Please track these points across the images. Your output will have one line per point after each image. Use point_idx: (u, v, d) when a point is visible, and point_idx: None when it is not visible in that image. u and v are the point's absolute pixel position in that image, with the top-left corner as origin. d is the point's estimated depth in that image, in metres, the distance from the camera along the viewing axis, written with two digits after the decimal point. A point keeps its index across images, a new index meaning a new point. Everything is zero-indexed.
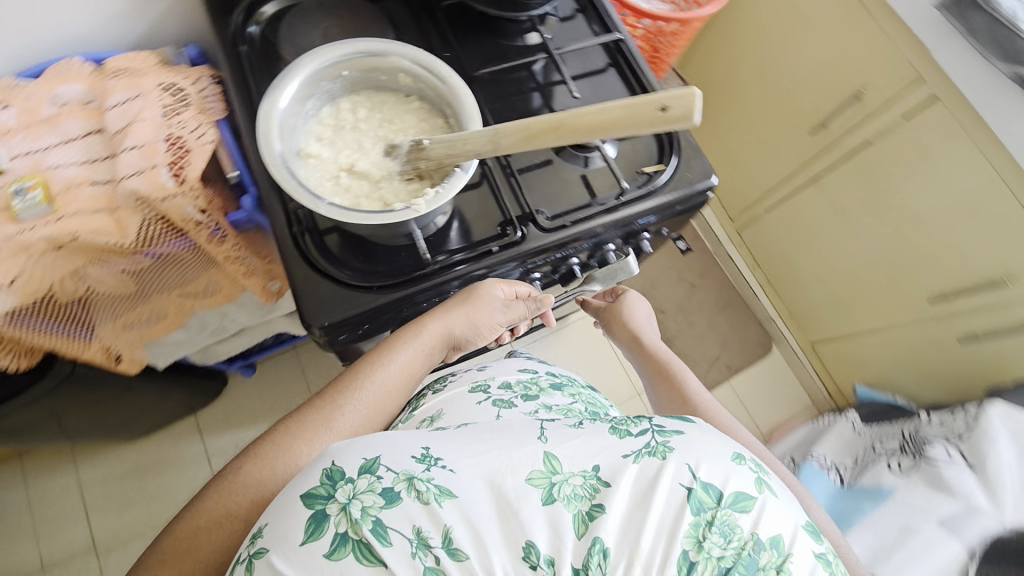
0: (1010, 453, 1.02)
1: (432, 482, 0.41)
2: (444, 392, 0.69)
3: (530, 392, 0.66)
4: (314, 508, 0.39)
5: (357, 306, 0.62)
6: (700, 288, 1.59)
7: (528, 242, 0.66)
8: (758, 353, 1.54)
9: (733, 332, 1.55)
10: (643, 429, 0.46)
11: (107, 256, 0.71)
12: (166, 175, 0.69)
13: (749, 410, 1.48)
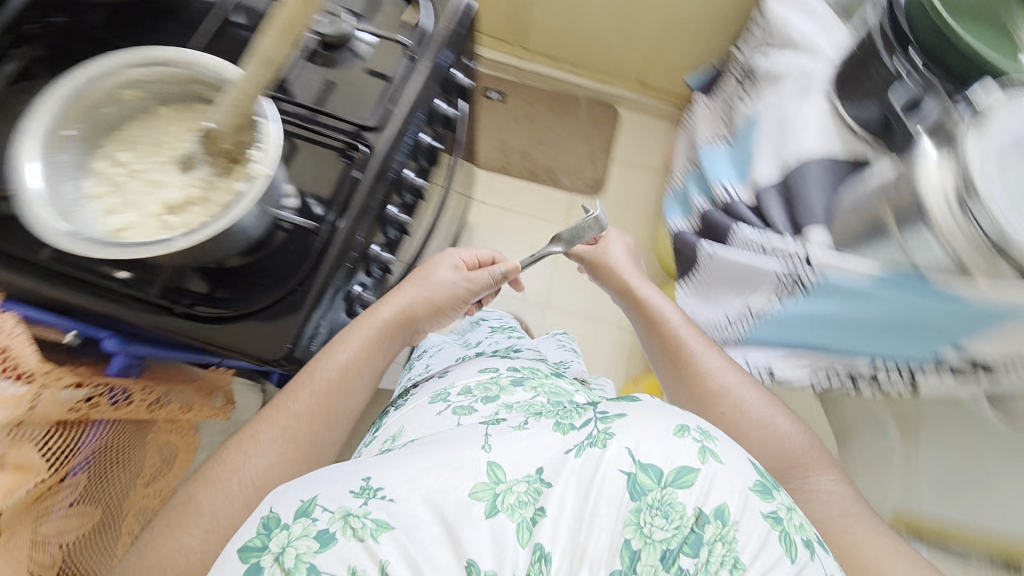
0: (796, 21, 1.17)
1: (368, 516, 0.48)
2: (406, 411, 0.77)
3: (489, 394, 0.72)
4: (250, 561, 0.47)
5: (283, 321, 0.69)
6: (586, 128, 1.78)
7: (375, 150, 0.74)
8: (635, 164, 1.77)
9: (589, 137, 1.78)
10: (585, 422, 0.56)
11: (45, 505, 0.70)
12: (14, 386, 0.62)
13: (641, 157, 1.79)
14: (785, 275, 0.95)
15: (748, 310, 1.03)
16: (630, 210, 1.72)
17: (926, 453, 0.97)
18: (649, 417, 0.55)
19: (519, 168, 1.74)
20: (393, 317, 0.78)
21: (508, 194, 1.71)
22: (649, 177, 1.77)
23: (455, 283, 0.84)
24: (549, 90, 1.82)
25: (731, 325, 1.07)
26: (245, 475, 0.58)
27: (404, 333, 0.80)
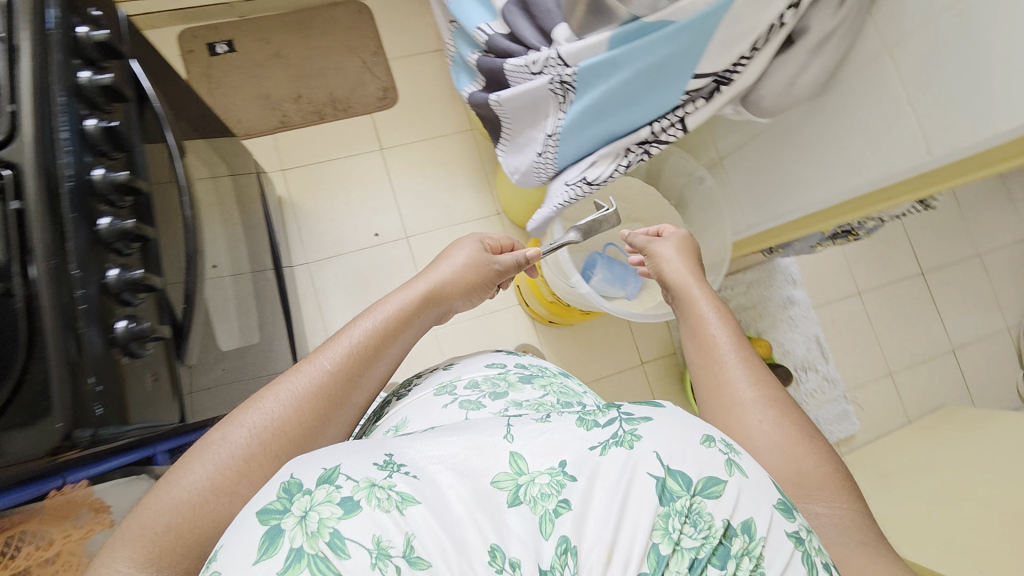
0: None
1: (394, 488, 0.40)
2: (410, 398, 0.67)
3: (498, 390, 0.62)
4: (269, 524, 0.37)
5: (30, 408, 0.46)
6: (350, 52, 1.45)
7: (27, 165, 0.48)
8: (381, 84, 1.46)
9: (357, 52, 1.45)
10: (610, 419, 0.46)
11: None
12: None
13: (418, 66, 1.49)
14: (552, 83, 0.70)
15: (548, 135, 0.78)
16: (432, 112, 1.48)
17: (731, 159, 0.93)
18: (679, 425, 0.45)
19: (302, 117, 1.41)
20: (427, 292, 0.71)
21: (322, 147, 1.42)
22: (438, 61, 1.50)
23: (478, 259, 0.79)
24: (279, 12, 1.43)
25: (544, 160, 0.82)
26: (253, 428, 0.52)
27: (433, 309, 0.72)
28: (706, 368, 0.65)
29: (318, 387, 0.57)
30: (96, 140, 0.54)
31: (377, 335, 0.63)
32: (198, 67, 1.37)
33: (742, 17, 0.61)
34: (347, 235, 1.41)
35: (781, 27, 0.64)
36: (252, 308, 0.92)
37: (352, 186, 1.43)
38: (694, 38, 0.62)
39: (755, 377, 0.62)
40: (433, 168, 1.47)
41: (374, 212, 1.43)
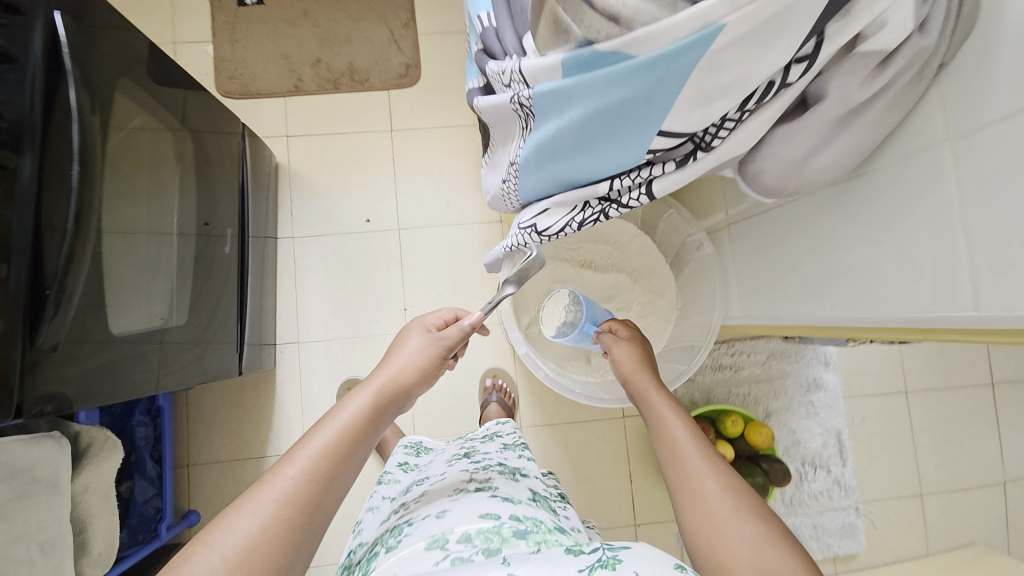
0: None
1: None
2: (396, 553, 0.54)
3: (491, 547, 0.51)
4: None
5: None
6: (380, 21, 1.36)
7: None
8: (409, 62, 1.37)
9: (384, 22, 1.37)
10: (594, 548, 0.49)
11: None
12: None
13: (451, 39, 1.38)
14: (513, 102, 0.55)
15: (511, 162, 0.63)
16: (453, 96, 1.37)
17: (742, 225, 0.73)
18: (648, 552, 0.49)
19: (316, 84, 1.35)
20: (407, 379, 0.68)
21: (332, 119, 1.36)
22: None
23: (432, 348, 0.72)
24: None
25: (507, 188, 0.67)
26: (221, 549, 0.50)
27: (410, 394, 0.69)
28: (678, 467, 0.59)
29: (287, 498, 0.54)
30: None
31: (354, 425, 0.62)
32: (223, 17, 1.34)
33: (721, 63, 0.39)
34: (337, 216, 1.33)
35: (785, 87, 0.42)
36: (189, 276, 0.89)
37: (353, 163, 1.35)
38: (658, 85, 0.41)
39: (724, 473, 0.57)
40: (442, 158, 1.36)
41: (369, 195, 1.34)
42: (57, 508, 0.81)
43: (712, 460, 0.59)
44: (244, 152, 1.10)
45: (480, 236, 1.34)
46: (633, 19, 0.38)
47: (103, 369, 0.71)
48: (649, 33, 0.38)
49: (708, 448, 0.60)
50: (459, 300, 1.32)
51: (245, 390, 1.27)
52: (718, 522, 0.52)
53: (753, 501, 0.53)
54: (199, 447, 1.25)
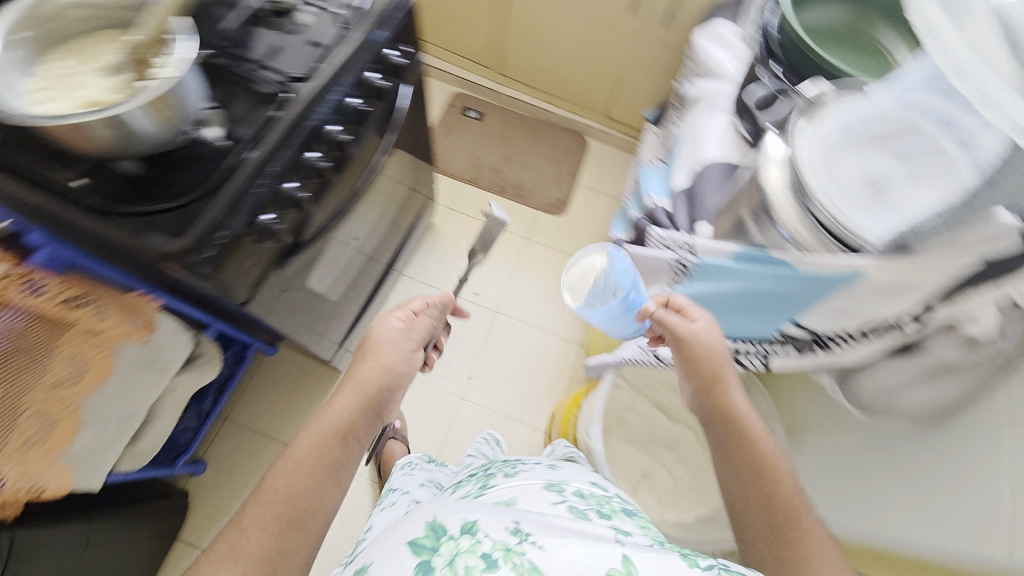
0: (716, 52, 1.01)
1: (524, 556, 0.47)
2: (518, 482, 0.71)
3: (603, 509, 0.65)
4: (420, 556, 0.49)
5: (168, 221, 0.61)
6: (556, 164, 1.75)
7: (301, 96, 0.70)
8: (564, 199, 1.71)
9: (559, 166, 1.75)
10: (709, 564, 0.50)
11: None
12: None
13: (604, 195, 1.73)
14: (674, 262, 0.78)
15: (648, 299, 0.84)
16: (584, 236, 1.67)
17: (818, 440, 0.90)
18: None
19: (490, 183, 1.70)
20: (383, 370, 0.67)
21: (488, 211, 1.67)
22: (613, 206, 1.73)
23: (403, 337, 0.70)
24: (528, 114, 1.82)
25: None
26: None
27: (389, 391, 0.67)
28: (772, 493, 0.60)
29: (248, 558, 0.51)
30: (348, 110, 0.77)
31: (309, 440, 0.59)
32: (452, 115, 1.77)
33: (860, 299, 0.66)
34: (452, 277, 1.56)
35: (898, 331, 0.67)
36: (354, 271, 1.10)
37: (486, 248, 1.63)
38: (806, 289, 0.69)
39: (805, 516, 0.59)
40: (555, 276, 1.61)
41: (485, 274, 1.58)
42: (150, 389, 0.92)
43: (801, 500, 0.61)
44: (421, 208, 1.39)
45: (557, 349, 1.51)
46: (810, 248, 0.66)
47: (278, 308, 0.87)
48: (832, 261, 0.64)
49: (789, 492, 0.61)
50: (516, 392, 1.45)
51: (305, 379, 1.39)
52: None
53: (834, 551, 0.56)
54: (243, 407, 1.35)
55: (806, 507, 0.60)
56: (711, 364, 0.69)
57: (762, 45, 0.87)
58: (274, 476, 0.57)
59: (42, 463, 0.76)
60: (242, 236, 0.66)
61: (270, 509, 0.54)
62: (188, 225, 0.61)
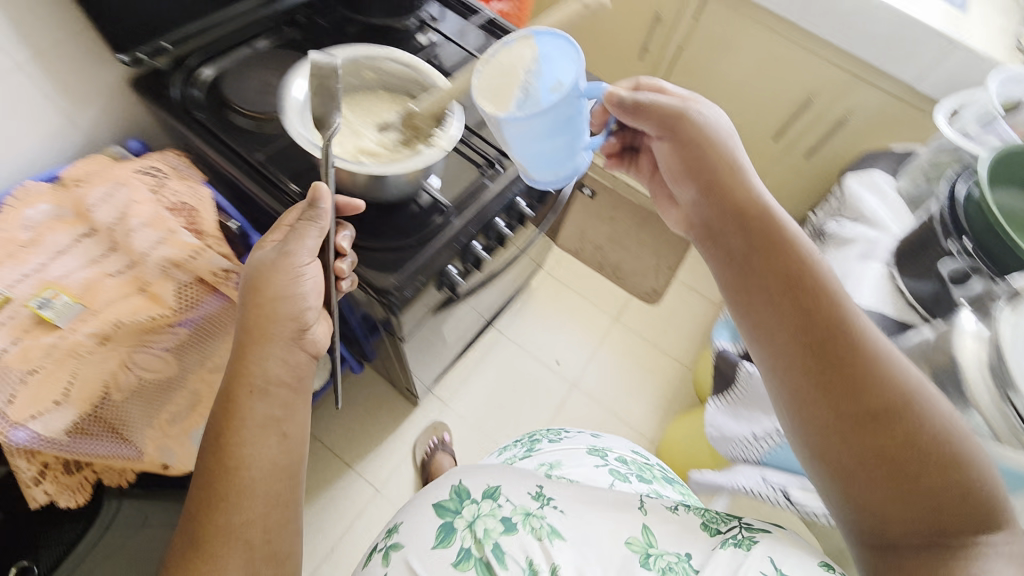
0: (873, 202, 1.04)
1: (545, 520, 0.67)
2: (561, 447, 0.84)
3: (643, 476, 0.81)
4: (444, 517, 0.68)
5: (381, 263, 0.69)
6: (655, 255, 1.81)
7: (506, 174, 0.77)
8: (657, 291, 1.75)
9: (657, 257, 1.81)
10: (729, 527, 0.66)
11: (149, 338, 0.68)
12: (186, 236, 0.66)
13: (697, 294, 1.76)
14: None
15: (772, 431, 0.87)
16: (671, 331, 1.69)
17: None
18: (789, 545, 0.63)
19: (589, 258, 1.78)
20: (273, 302, 0.61)
21: (582, 284, 1.73)
22: (706, 308, 1.74)
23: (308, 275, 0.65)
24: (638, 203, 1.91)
25: (755, 442, 0.90)
26: None
27: (292, 326, 0.63)
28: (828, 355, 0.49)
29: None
30: (535, 189, 0.83)
31: (226, 413, 0.58)
32: None
33: None
34: (539, 341, 1.61)
35: None
36: (472, 320, 1.15)
37: (572, 319, 1.67)
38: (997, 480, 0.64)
39: (865, 336, 0.49)
40: (635, 363, 1.62)
41: (569, 345, 1.62)
42: None
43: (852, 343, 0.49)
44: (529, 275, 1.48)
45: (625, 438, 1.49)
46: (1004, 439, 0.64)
47: (415, 350, 0.92)
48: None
49: (815, 284, 0.52)
50: None
51: (381, 405, 1.45)
52: (869, 398, 0.47)
53: (895, 358, 0.49)
54: (319, 416, 1.40)
55: (857, 313, 0.51)
56: (720, 151, 0.58)
57: (945, 211, 0.85)
58: (211, 453, 0.56)
59: (180, 439, 0.74)
60: (430, 285, 0.72)
61: (217, 496, 0.55)
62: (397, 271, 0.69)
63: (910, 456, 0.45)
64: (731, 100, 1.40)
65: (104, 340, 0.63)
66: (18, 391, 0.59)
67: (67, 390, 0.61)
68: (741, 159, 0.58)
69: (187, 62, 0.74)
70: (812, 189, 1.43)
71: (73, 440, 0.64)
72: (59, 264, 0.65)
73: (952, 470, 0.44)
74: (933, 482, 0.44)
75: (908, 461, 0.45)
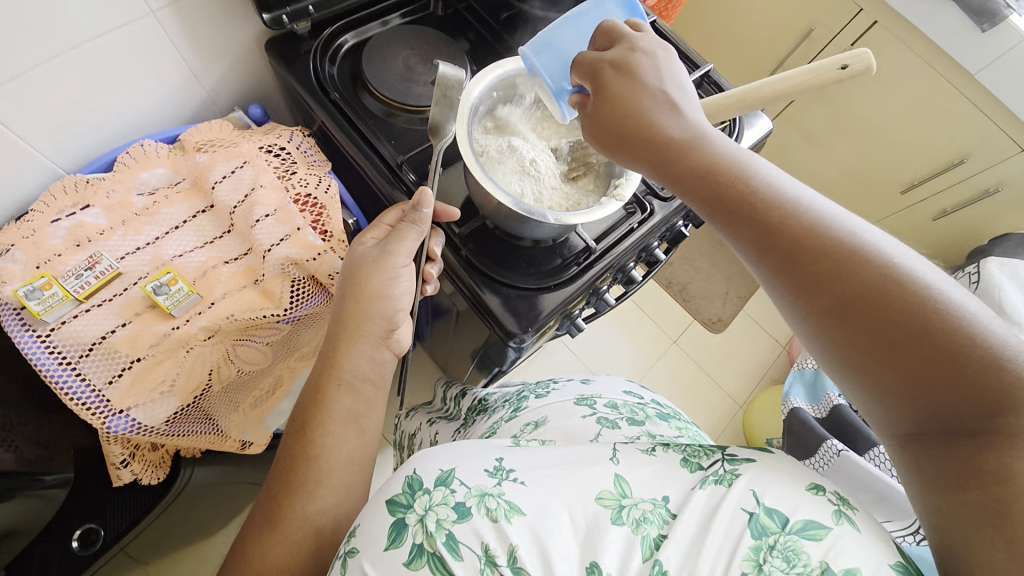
0: (1017, 295, 0.95)
1: (502, 497, 0.39)
2: (547, 398, 0.65)
3: (636, 417, 0.58)
4: (395, 516, 0.38)
5: (512, 299, 0.62)
6: (726, 280, 1.72)
7: (655, 216, 0.68)
8: (723, 318, 1.67)
9: (729, 282, 1.72)
10: (712, 459, 0.42)
11: (253, 332, 0.62)
12: (311, 235, 0.62)
13: (764, 329, 1.68)
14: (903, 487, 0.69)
15: None
16: (732, 363, 1.61)
17: None
18: (776, 472, 0.41)
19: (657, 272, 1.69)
20: (371, 301, 0.55)
21: (646, 297, 1.66)
22: (770, 346, 1.66)
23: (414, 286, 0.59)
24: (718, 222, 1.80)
25: None
26: None
27: (383, 325, 0.56)
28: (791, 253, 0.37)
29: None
30: (672, 232, 0.75)
31: (312, 400, 0.51)
32: None
33: None
34: (595, 351, 1.54)
35: None
36: None
37: (631, 332, 1.59)
38: None
39: (807, 223, 0.37)
40: (689, 390, 1.55)
41: (623, 360, 1.55)
42: None
43: (808, 235, 0.36)
44: None
45: None
46: None
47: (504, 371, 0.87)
48: None
49: (737, 194, 0.39)
50: None
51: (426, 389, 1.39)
52: (822, 283, 0.35)
53: (844, 226, 0.36)
54: None
55: (795, 204, 0.38)
56: (630, 102, 0.43)
57: None
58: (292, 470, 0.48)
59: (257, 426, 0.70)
60: (551, 326, 0.66)
61: (291, 489, 0.46)
62: (530, 312, 0.61)
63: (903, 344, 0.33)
64: (859, 137, 1.26)
65: (213, 333, 0.59)
66: (125, 373, 0.55)
67: (173, 378, 0.58)
68: (677, 99, 0.43)
69: (326, 32, 0.69)
70: (936, 248, 1.32)
71: (173, 424, 0.60)
72: (173, 239, 0.61)
73: (959, 346, 0.31)
74: (962, 369, 0.31)
75: (915, 354, 0.32)
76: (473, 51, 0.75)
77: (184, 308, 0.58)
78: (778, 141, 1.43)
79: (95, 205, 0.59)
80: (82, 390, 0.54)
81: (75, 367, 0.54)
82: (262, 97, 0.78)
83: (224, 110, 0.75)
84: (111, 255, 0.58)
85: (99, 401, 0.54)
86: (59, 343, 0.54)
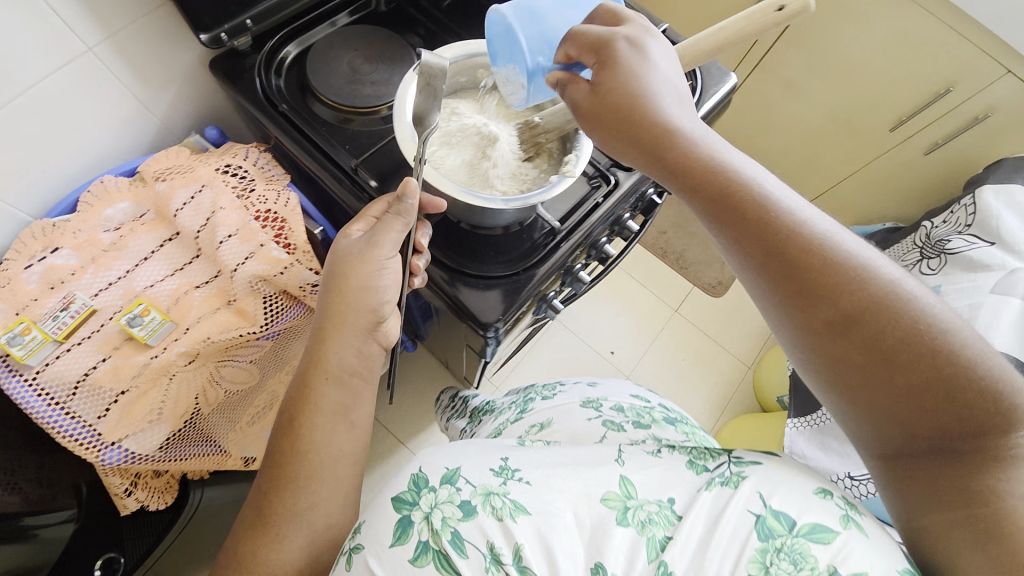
0: (1016, 222, 0.92)
1: (507, 496, 0.39)
2: (552, 402, 0.64)
3: (642, 421, 0.57)
4: (401, 513, 0.39)
5: (484, 288, 0.61)
6: None
7: (622, 185, 0.67)
8: (723, 282, 1.64)
9: None
10: (719, 461, 0.41)
11: (234, 351, 0.63)
12: (275, 249, 0.62)
13: None
14: None
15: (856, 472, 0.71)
16: (737, 326, 1.59)
17: None
18: (781, 475, 0.39)
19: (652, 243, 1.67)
20: (357, 292, 0.53)
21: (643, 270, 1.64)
22: None
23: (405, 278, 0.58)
24: None
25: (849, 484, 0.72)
26: None
27: (369, 317, 0.54)
28: (787, 260, 0.36)
29: None
30: (643, 199, 0.74)
31: (297, 392, 0.50)
32: None
33: None
34: (597, 330, 1.54)
35: None
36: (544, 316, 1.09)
37: (632, 307, 1.58)
38: None
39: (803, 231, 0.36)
40: (696, 357, 1.54)
41: (627, 335, 1.54)
42: None
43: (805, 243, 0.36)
44: None
45: None
46: None
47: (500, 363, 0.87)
48: None
49: (739, 202, 0.38)
50: None
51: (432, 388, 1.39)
52: (829, 299, 0.35)
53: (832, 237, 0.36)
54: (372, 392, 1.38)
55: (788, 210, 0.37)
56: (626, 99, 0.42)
57: None
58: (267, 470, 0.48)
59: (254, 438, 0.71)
60: (528, 310, 0.65)
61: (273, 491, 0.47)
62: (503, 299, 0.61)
63: (915, 367, 0.32)
64: (841, 79, 1.22)
65: (192, 358, 0.60)
66: (112, 406, 0.57)
67: (160, 405, 0.59)
68: (675, 99, 0.43)
69: (268, 45, 0.68)
70: (931, 185, 1.28)
71: (170, 450, 0.62)
72: (146, 267, 0.62)
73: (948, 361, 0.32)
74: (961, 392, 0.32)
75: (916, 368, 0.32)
76: (426, 45, 0.74)
77: (157, 334, 0.59)
78: (759, 94, 1.39)
79: (60, 245, 0.60)
80: (75, 428, 0.55)
81: (64, 406, 0.55)
82: (219, 117, 0.78)
83: (180, 135, 0.76)
84: (86, 295, 0.59)
85: (91, 435, 0.56)
86: (46, 384, 0.55)
